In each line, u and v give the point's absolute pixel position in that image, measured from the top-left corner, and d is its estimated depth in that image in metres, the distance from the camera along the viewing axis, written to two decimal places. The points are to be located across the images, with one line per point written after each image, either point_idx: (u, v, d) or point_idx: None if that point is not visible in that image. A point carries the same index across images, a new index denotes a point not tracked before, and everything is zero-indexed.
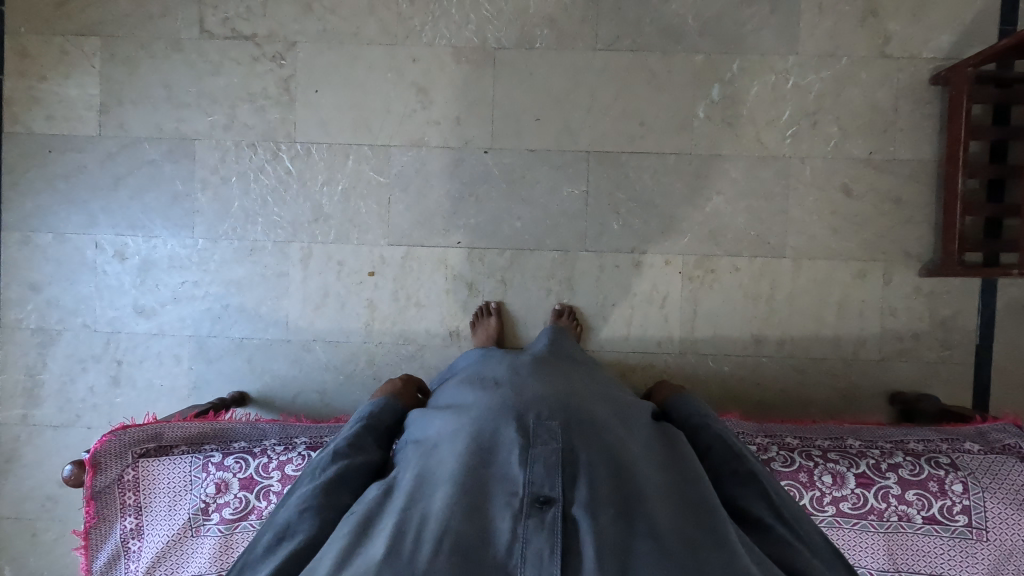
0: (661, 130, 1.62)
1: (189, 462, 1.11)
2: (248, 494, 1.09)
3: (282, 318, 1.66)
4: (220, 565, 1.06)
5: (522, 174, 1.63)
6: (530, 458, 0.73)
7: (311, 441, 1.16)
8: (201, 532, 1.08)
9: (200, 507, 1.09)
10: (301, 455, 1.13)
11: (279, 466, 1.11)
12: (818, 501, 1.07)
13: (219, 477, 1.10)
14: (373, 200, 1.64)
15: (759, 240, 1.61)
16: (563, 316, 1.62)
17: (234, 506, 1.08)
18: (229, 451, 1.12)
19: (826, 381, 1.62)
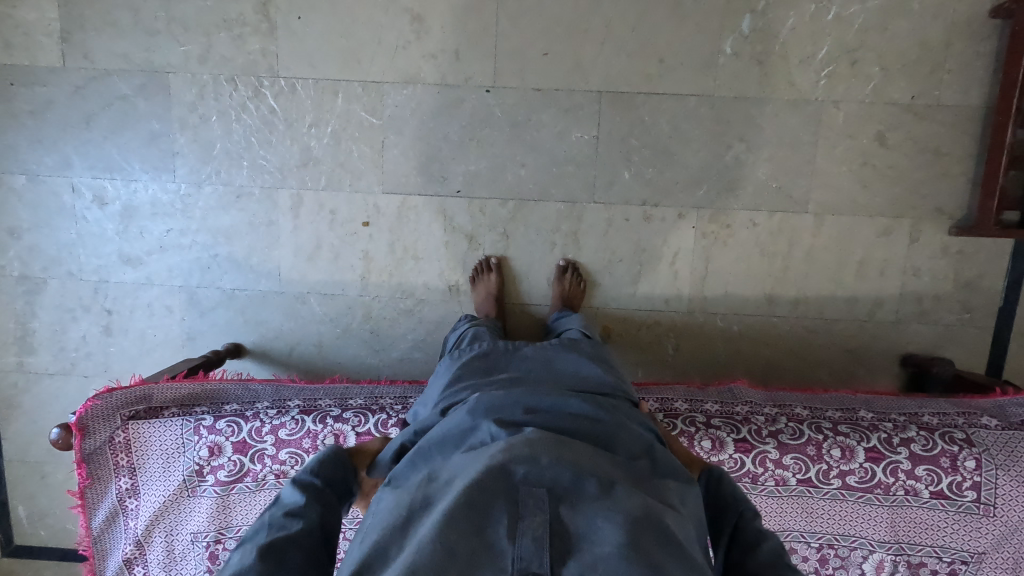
0: (682, 69, 1.46)
1: (179, 424, 1.08)
2: (242, 457, 1.08)
3: (273, 269, 1.59)
4: (218, 522, 1.08)
5: (528, 117, 1.49)
6: (518, 529, 0.67)
7: (305, 403, 1.12)
8: (198, 493, 1.08)
9: (194, 469, 1.07)
10: (295, 419, 1.09)
11: (272, 430, 1.08)
12: (824, 475, 1.05)
13: (212, 440, 1.07)
14: (366, 144, 1.52)
15: (780, 193, 1.50)
16: (567, 273, 1.54)
17: (228, 468, 1.07)
18: (221, 414, 1.09)
19: (838, 343, 1.56)
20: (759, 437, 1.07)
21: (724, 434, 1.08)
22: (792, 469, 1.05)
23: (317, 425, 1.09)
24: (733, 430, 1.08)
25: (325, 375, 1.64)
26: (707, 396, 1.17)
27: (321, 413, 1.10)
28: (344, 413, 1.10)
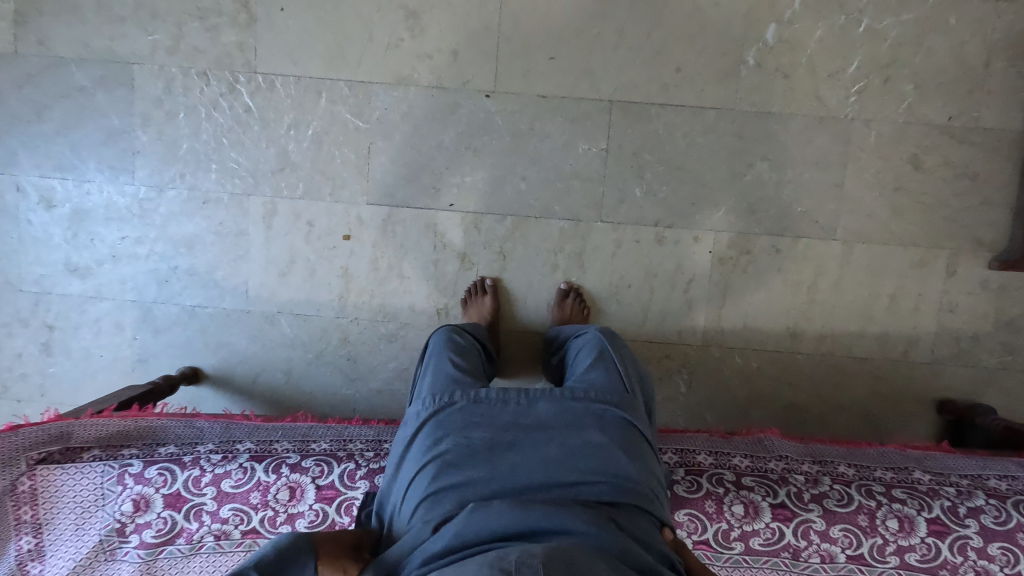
0: (701, 79, 1.33)
1: (100, 471, 0.96)
2: (174, 513, 0.94)
3: (240, 285, 1.42)
4: None
5: (530, 126, 1.35)
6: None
7: (255, 448, 1.01)
8: (116, 557, 0.92)
9: (115, 526, 0.93)
10: (241, 466, 0.98)
11: (213, 480, 0.96)
12: (879, 550, 0.95)
13: (138, 491, 0.95)
14: (350, 149, 1.37)
15: (805, 218, 1.37)
16: (569, 298, 1.38)
17: (157, 527, 0.93)
18: (153, 459, 0.97)
19: (867, 385, 1.41)
20: (800, 501, 0.98)
21: (759, 497, 0.99)
22: (840, 543, 0.95)
23: (269, 475, 0.98)
24: (769, 493, 0.99)
25: (293, 406, 1.45)
26: (735, 446, 1.07)
27: (275, 461, 1.00)
28: (303, 461, 1.00)
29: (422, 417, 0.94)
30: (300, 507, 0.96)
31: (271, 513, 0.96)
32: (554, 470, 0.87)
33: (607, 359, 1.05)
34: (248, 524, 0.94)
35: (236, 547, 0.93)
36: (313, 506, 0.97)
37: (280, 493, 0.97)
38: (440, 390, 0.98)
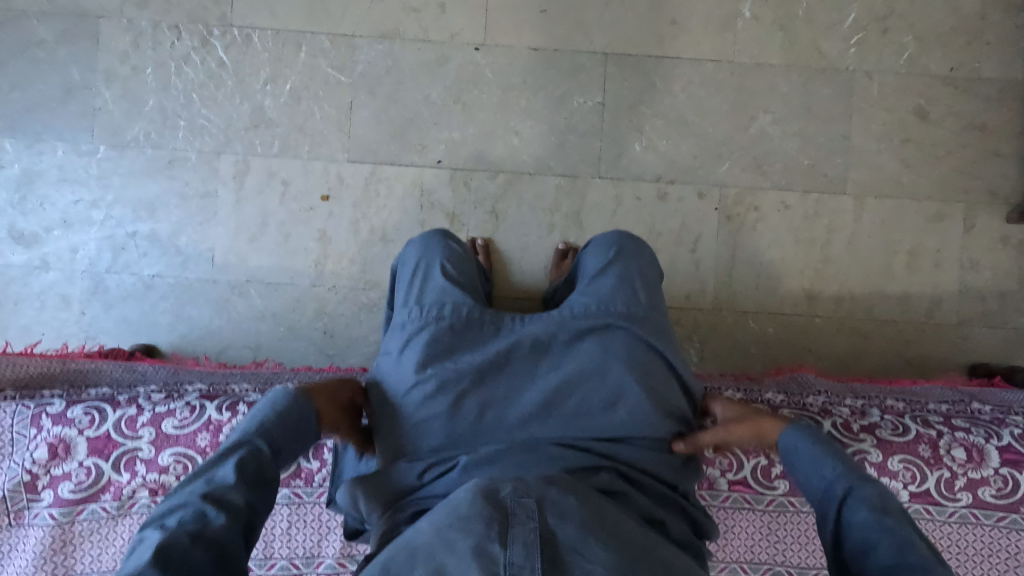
0: (697, 31, 1.29)
1: (15, 412, 0.86)
2: (100, 461, 0.85)
3: (206, 252, 1.29)
4: (57, 555, 0.84)
5: (522, 79, 1.29)
6: (508, 543, 0.59)
7: (207, 387, 0.90)
8: (33, 510, 0.85)
9: (30, 474, 0.85)
10: (188, 406, 0.87)
11: (151, 421, 0.86)
12: (949, 486, 0.90)
13: (58, 433, 0.86)
14: (331, 104, 1.29)
15: (813, 172, 1.30)
16: (567, 259, 1.27)
17: (77, 478, 0.85)
18: (79, 399, 0.87)
19: (893, 351, 1.30)
20: (849, 433, 0.93)
21: None
22: (903, 478, 0.90)
23: (221, 415, 0.87)
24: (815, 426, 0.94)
25: None
26: (764, 385, 1.01)
27: (230, 399, 0.89)
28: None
29: (411, 339, 0.86)
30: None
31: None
32: (554, 415, 0.83)
33: (618, 267, 0.93)
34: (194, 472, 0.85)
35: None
36: None
37: (235, 433, 0.86)
38: (429, 304, 0.89)
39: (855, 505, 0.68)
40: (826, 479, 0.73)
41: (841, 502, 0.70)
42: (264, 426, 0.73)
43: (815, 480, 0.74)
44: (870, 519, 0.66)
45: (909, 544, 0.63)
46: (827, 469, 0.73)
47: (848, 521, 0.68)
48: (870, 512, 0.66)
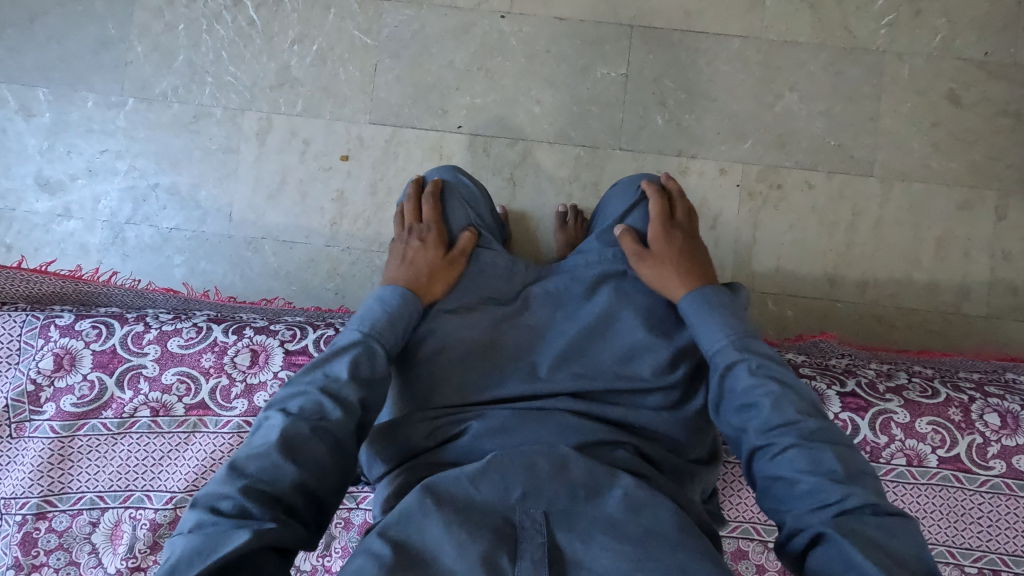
0: (725, 7, 1.28)
1: (22, 320, 0.87)
2: (104, 375, 0.86)
3: (224, 206, 1.29)
4: (51, 470, 0.85)
5: (546, 48, 1.29)
6: (518, 558, 0.63)
7: (215, 313, 0.92)
8: (32, 422, 0.85)
9: (32, 385, 0.86)
10: (195, 327, 0.89)
11: (157, 339, 0.87)
12: (981, 451, 0.88)
13: (64, 345, 0.87)
14: (356, 66, 1.30)
15: (839, 152, 1.27)
16: (569, 219, 1.24)
17: (80, 391, 0.86)
18: (87, 313, 0.89)
19: (918, 341, 1.25)
20: (876, 392, 0.91)
21: (826, 387, 0.91)
22: (930, 441, 0.88)
23: (228, 338, 0.88)
24: (836, 383, 0.92)
25: None
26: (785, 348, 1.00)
27: (236, 324, 0.90)
28: (272, 324, 0.90)
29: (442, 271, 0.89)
30: (263, 376, 0.87)
31: (226, 382, 0.87)
32: (565, 375, 0.84)
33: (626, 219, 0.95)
34: (196, 395, 0.87)
35: (177, 426, 0.86)
36: (276, 376, 0.88)
37: (240, 356, 0.87)
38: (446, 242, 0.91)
39: (737, 372, 0.74)
40: (714, 343, 0.78)
41: (722, 369, 0.76)
42: (376, 329, 0.80)
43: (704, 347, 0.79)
44: (760, 390, 0.72)
45: (791, 411, 0.70)
46: (716, 335, 0.78)
47: (730, 388, 0.75)
48: (757, 387, 0.72)
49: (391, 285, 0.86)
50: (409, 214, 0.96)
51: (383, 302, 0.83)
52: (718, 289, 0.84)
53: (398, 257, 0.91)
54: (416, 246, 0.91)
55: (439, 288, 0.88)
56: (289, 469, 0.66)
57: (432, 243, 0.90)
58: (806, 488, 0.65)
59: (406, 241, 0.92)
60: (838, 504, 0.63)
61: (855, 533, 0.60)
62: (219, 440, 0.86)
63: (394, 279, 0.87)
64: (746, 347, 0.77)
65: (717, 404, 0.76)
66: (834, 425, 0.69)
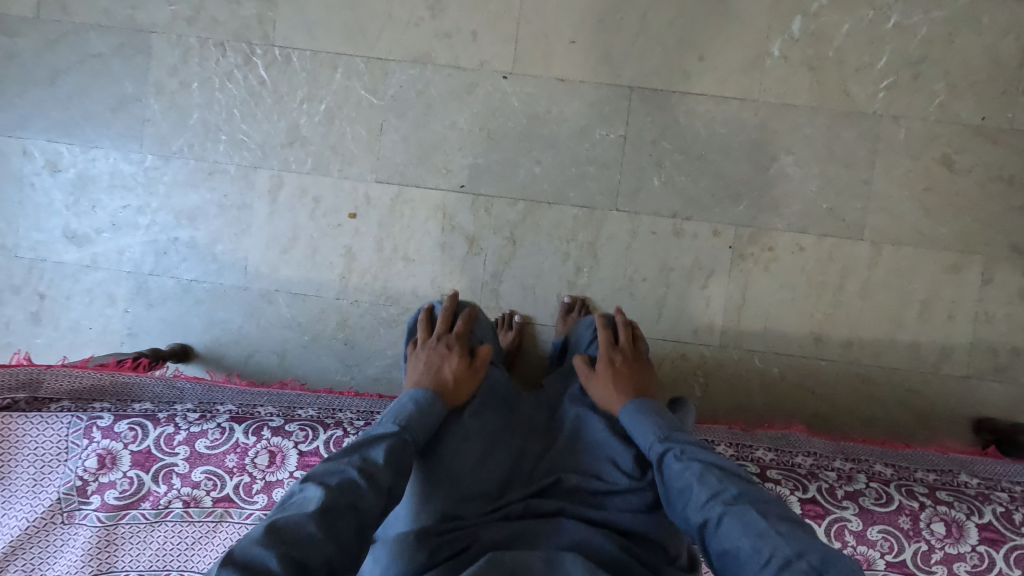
0: (724, 69, 1.30)
1: (66, 423, 0.98)
2: (140, 473, 0.97)
3: (240, 261, 1.37)
4: (95, 562, 0.93)
5: (547, 109, 1.32)
6: None
7: (236, 411, 1.04)
8: (77, 518, 0.95)
9: (76, 483, 0.96)
10: (219, 427, 1.00)
11: (186, 440, 0.98)
12: (926, 558, 0.95)
13: (105, 446, 0.98)
14: (362, 125, 1.34)
15: (831, 215, 1.30)
16: (573, 311, 1.31)
17: (120, 487, 0.96)
18: (123, 416, 1.00)
19: (898, 398, 1.31)
20: (833, 498, 0.99)
21: (788, 489, 1.00)
22: (880, 547, 0.95)
23: (248, 438, 0.99)
24: (798, 488, 1.00)
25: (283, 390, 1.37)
26: (758, 440, 1.09)
27: (256, 424, 1.01)
28: (287, 425, 1.01)
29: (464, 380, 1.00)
30: (280, 474, 0.97)
31: (248, 479, 0.97)
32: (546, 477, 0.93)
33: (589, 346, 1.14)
34: (222, 490, 0.96)
35: (205, 516, 0.95)
36: (293, 474, 0.98)
37: (259, 455, 0.98)
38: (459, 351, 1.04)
39: (667, 460, 0.83)
40: (647, 441, 0.88)
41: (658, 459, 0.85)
42: (410, 423, 0.88)
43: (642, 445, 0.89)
44: (687, 470, 0.80)
45: (717, 482, 0.77)
46: (645, 434, 0.89)
47: (667, 479, 0.82)
48: (683, 468, 0.81)
49: (421, 387, 0.96)
50: (440, 324, 1.08)
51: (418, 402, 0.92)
52: (650, 398, 0.97)
53: (431, 360, 1.01)
54: (446, 354, 1.02)
55: (466, 394, 0.99)
56: (324, 542, 0.68)
57: (454, 349, 1.03)
58: (748, 553, 0.69)
59: (439, 347, 1.04)
60: (775, 556, 0.67)
61: None
62: (242, 530, 0.95)
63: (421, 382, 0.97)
64: (674, 435, 0.87)
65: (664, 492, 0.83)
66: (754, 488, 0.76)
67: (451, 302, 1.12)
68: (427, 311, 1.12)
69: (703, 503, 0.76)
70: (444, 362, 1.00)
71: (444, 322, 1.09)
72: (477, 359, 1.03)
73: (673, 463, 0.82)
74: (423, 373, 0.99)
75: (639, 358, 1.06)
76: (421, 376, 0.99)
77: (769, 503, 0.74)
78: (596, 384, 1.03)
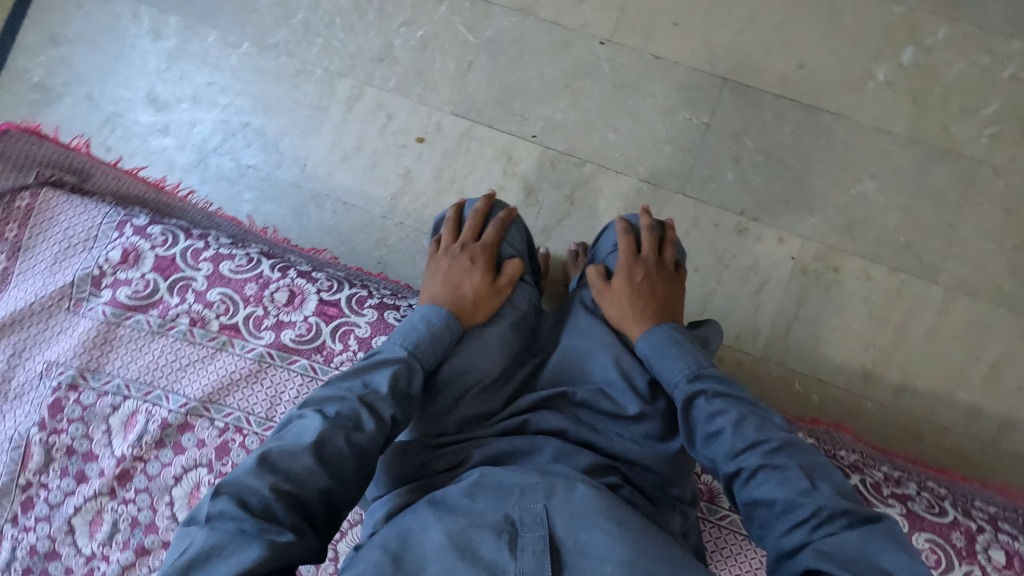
0: (824, 80, 1.28)
1: (104, 214, 0.98)
2: (157, 279, 0.94)
3: (300, 158, 1.38)
4: (89, 354, 0.93)
5: (636, 81, 1.31)
6: (518, 550, 0.64)
7: (266, 250, 1.00)
8: (85, 307, 0.94)
9: (94, 271, 0.95)
10: (246, 257, 0.97)
11: (213, 258, 0.96)
12: None
13: (133, 242, 0.96)
14: (453, 58, 1.36)
15: (907, 251, 1.23)
16: (580, 258, 1.25)
17: (134, 287, 0.94)
18: (158, 222, 0.98)
19: (946, 463, 1.19)
20: (877, 493, 0.94)
21: None
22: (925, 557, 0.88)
23: (273, 274, 0.96)
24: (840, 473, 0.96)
25: None
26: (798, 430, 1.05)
27: (283, 263, 0.98)
28: (314, 273, 0.97)
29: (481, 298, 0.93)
30: (294, 316, 0.94)
31: (261, 313, 0.94)
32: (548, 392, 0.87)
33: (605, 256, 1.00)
34: (232, 318, 0.94)
35: (208, 340, 0.93)
36: (306, 321, 0.95)
37: (278, 294, 0.95)
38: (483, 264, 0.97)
39: (698, 403, 0.77)
40: (673, 376, 0.80)
41: (682, 401, 0.78)
42: (418, 349, 0.83)
43: (663, 380, 0.81)
44: (717, 419, 0.75)
45: (749, 434, 0.73)
46: (673, 369, 0.81)
47: (695, 420, 0.77)
48: (714, 415, 0.75)
49: (436, 305, 0.90)
50: (466, 230, 1.00)
51: (426, 324, 0.86)
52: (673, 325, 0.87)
53: (453, 273, 0.95)
54: (469, 267, 0.95)
55: (486, 314, 0.92)
56: (321, 475, 0.69)
57: (477, 264, 0.95)
58: (781, 509, 0.67)
59: (461, 258, 0.96)
60: (813, 515, 0.65)
61: (830, 554, 0.62)
62: (239, 364, 0.93)
63: (439, 297, 0.92)
64: (701, 378, 0.79)
65: (687, 430, 0.78)
66: (794, 440, 0.72)
67: (481, 207, 1.03)
68: (454, 215, 1.04)
69: (737, 453, 0.72)
70: (465, 277, 0.93)
71: (471, 227, 1.01)
72: (503, 277, 0.95)
73: (705, 409, 0.76)
74: (439, 291, 0.93)
75: (663, 274, 0.95)
76: (437, 295, 0.93)
77: (808, 455, 0.71)
78: (609, 301, 0.92)
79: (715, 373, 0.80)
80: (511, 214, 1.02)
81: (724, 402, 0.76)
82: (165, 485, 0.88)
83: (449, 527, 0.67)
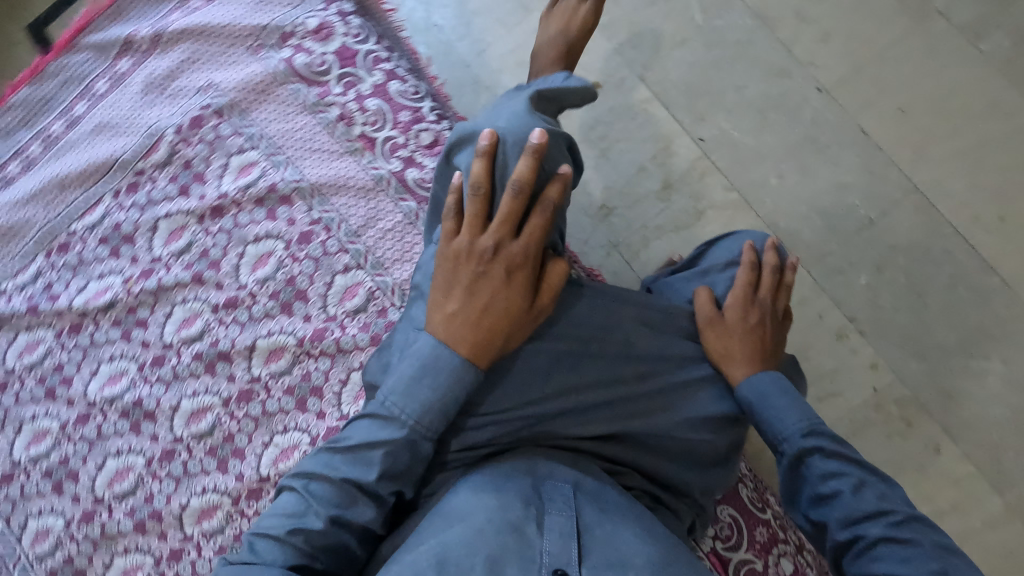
0: (1012, 244, 1.17)
1: None
2: (333, 63, 0.98)
3: (484, 42, 1.38)
4: (244, 92, 0.97)
5: (828, 143, 1.24)
6: (543, 527, 0.66)
7: (433, 92, 1.02)
8: (263, 52, 0.99)
9: (287, 28, 1.00)
10: (414, 87, 0.98)
11: (387, 72, 0.98)
12: None
13: (330, 22, 1.00)
14: (670, 28, 1.32)
15: (993, 450, 1.13)
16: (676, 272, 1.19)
17: (312, 59, 0.98)
18: (358, 16, 1.02)
19: None
20: None
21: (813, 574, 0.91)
22: None
23: (429, 114, 0.97)
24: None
25: None
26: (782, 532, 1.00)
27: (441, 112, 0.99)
28: None
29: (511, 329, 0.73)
30: (426, 160, 0.95)
31: (400, 142, 0.96)
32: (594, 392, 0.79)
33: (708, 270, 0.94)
34: (374, 133, 0.96)
35: (345, 139, 0.96)
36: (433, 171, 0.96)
37: (422, 135, 0.95)
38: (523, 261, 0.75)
39: (813, 461, 0.74)
40: (787, 428, 0.77)
41: (791, 460, 0.76)
42: (401, 406, 0.70)
43: (771, 432, 0.79)
44: (831, 484, 0.72)
45: (864, 507, 0.69)
46: (789, 419, 0.78)
47: (806, 476, 0.74)
48: (825, 479, 0.72)
49: (451, 348, 0.72)
50: (499, 219, 0.73)
51: (418, 374, 0.71)
52: (772, 376, 0.81)
53: (477, 294, 0.73)
54: (498, 287, 0.73)
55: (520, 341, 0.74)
56: (331, 543, 0.67)
57: (514, 287, 0.73)
58: None
59: (490, 269, 0.73)
60: None
61: None
62: (359, 173, 0.95)
63: (451, 336, 0.72)
64: (815, 438, 0.76)
65: (793, 487, 0.76)
66: (923, 521, 0.67)
67: (517, 179, 0.72)
68: (479, 182, 0.74)
69: (850, 518, 0.69)
70: (500, 304, 0.72)
71: (504, 211, 0.73)
72: (545, 295, 0.76)
73: (819, 467, 0.74)
74: (457, 328, 0.72)
75: (773, 321, 0.88)
76: (454, 331, 0.72)
77: (932, 533, 0.67)
78: (715, 333, 0.84)
79: (830, 432, 0.76)
80: (559, 196, 0.74)
81: (842, 466, 0.73)
82: (243, 237, 0.90)
83: (480, 500, 0.68)
